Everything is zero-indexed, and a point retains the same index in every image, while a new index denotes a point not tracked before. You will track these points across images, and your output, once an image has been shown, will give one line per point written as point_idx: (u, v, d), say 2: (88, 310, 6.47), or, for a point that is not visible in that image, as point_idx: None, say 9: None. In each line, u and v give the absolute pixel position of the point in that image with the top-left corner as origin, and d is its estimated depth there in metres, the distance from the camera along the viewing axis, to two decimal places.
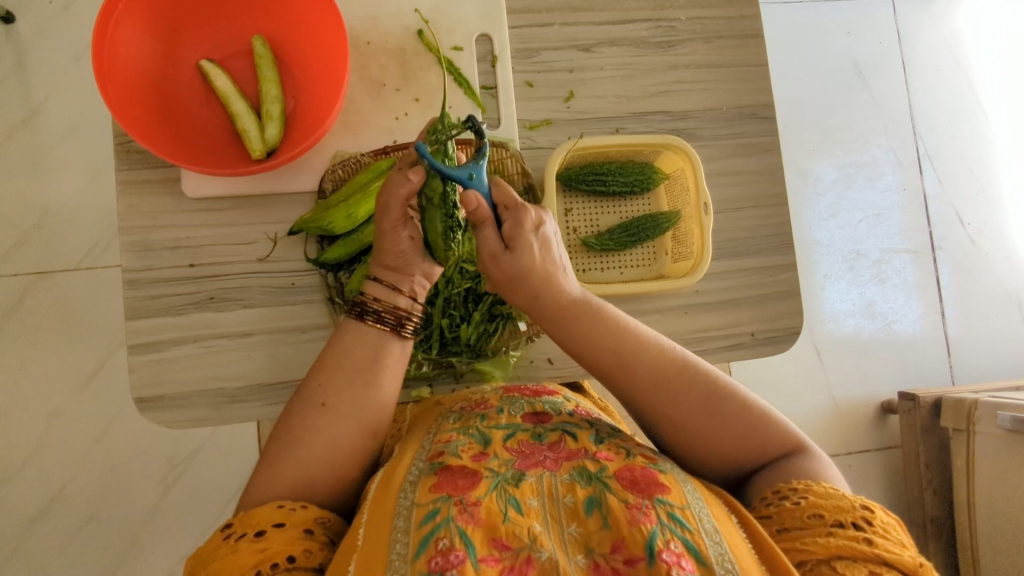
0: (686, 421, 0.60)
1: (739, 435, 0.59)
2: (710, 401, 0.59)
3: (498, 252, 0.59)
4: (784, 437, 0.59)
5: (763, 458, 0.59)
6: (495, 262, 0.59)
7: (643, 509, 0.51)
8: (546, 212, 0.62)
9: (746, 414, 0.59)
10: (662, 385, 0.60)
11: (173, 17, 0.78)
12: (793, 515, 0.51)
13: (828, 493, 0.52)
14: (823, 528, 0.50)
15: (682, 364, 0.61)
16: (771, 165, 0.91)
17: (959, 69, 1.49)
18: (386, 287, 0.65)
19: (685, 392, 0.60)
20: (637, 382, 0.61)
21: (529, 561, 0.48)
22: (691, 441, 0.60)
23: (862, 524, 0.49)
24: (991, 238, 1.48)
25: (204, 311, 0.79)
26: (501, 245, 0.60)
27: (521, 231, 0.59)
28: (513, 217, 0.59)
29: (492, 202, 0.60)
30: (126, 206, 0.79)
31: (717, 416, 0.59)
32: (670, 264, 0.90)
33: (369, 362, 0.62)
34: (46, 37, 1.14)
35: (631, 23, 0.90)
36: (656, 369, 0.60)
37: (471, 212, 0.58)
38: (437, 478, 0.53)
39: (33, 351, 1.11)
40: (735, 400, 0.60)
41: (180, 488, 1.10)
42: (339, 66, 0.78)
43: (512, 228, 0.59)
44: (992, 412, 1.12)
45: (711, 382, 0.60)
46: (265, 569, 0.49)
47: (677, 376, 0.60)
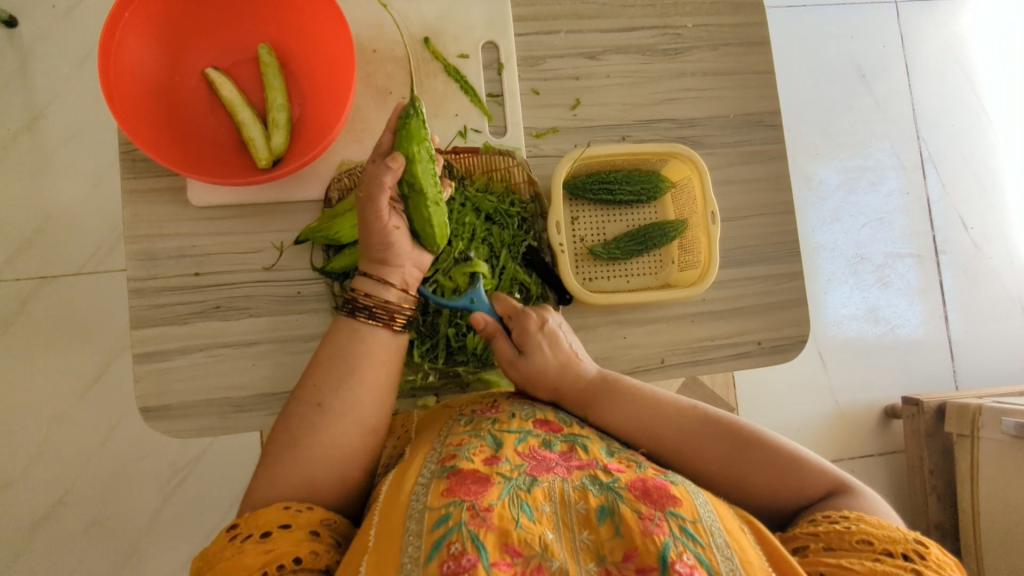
0: (717, 475, 0.62)
1: (772, 480, 0.59)
2: (735, 450, 0.61)
3: (514, 357, 0.70)
4: (822, 477, 0.58)
5: (804, 499, 0.58)
6: (512, 366, 0.70)
7: (655, 520, 0.50)
8: (548, 312, 0.73)
9: (776, 454, 0.60)
10: (686, 443, 0.63)
11: (178, 25, 0.78)
12: (840, 537, 0.51)
13: (881, 524, 0.51)
14: (871, 555, 0.49)
15: (704, 419, 0.64)
16: (777, 173, 0.91)
17: (963, 73, 1.49)
18: (375, 280, 0.65)
19: (710, 448, 0.62)
20: (665, 444, 0.64)
21: (540, 568, 0.48)
22: (728, 496, 0.61)
23: (913, 556, 0.48)
24: (995, 243, 1.48)
25: (208, 319, 0.79)
26: (515, 352, 0.71)
27: (528, 335, 0.71)
28: (518, 324, 0.72)
29: (499, 314, 0.74)
30: (130, 214, 0.79)
31: (747, 463, 0.60)
32: (676, 273, 0.90)
33: (361, 358, 0.62)
34: (49, 41, 1.14)
35: (637, 30, 0.90)
36: (680, 428, 0.64)
37: (481, 329, 0.73)
38: (449, 482, 0.53)
39: (35, 357, 1.10)
40: (763, 444, 0.61)
41: (183, 494, 1.10)
42: (345, 73, 0.78)
43: (520, 333, 0.71)
44: (995, 417, 1.12)
45: (735, 431, 0.62)
46: (271, 571, 0.48)
47: (700, 432, 0.63)
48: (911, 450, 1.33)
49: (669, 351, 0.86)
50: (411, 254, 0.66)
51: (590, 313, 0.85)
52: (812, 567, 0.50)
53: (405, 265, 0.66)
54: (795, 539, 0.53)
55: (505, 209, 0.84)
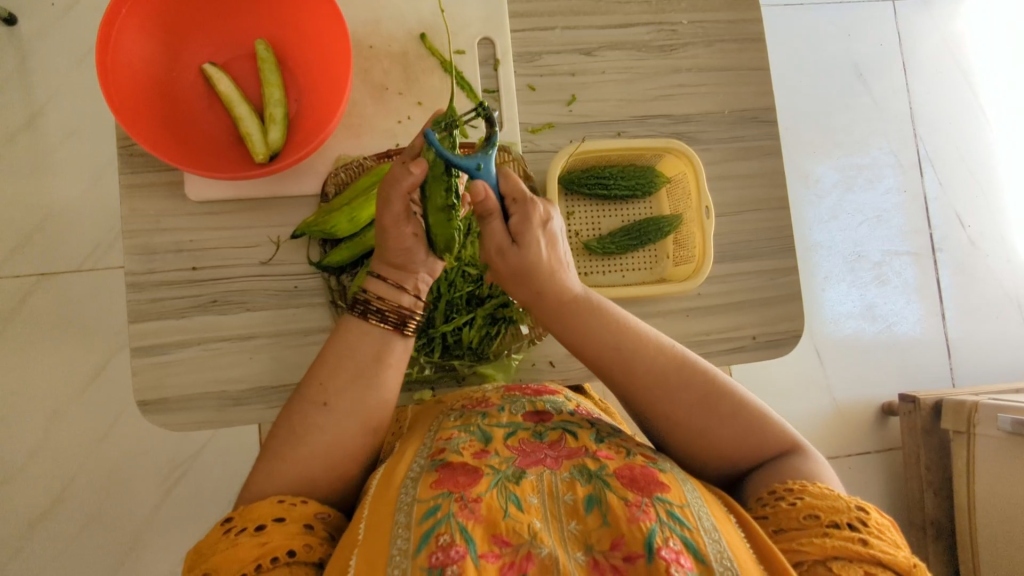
0: (683, 419, 0.60)
1: (734, 435, 0.59)
2: (707, 399, 0.59)
3: (505, 246, 0.60)
4: (780, 437, 0.59)
5: (759, 458, 0.59)
6: (502, 255, 0.60)
7: (642, 507, 0.51)
8: (552, 205, 0.62)
9: (744, 415, 0.59)
10: (662, 382, 0.60)
11: (177, 22, 0.78)
12: (790, 516, 0.51)
13: (824, 494, 0.52)
14: (819, 529, 0.49)
15: (682, 360, 0.61)
16: (772, 169, 0.91)
17: (959, 71, 1.50)
18: (389, 285, 0.64)
19: (683, 390, 0.60)
20: (636, 378, 0.60)
21: (529, 557, 0.48)
22: (687, 441, 0.60)
23: (857, 524, 0.49)
24: (992, 241, 1.48)
25: (206, 314, 0.79)
26: (508, 239, 0.60)
27: (528, 227, 0.59)
28: (522, 212, 0.59)
29: (502, 194, 0.59)
30: (128, 209, 0.79)
31: (714, 414, 0.59)
32: (671, 268, 0.91)
33: (371, 363, 0.61)
34: (48, 39, 1.14)
35: (632, 27, 0.90)
36: (655, 365, 0.60)
37: (480, 206, 0.58)
38: (438, 475, 0.53)
39: (35, 354, 1.11)
40: (732, 399, 0.60)
41: (182, 489, 1.10)
42: (342, 70, 0.78)
43: (519, 223, 0.59)
44: (991, 414, 1.12)
45: (709, 380, 0.60)
46: (265, 563, 0.49)
47: (677, 373, 0.60)
48: (909, 447, 1.33)
49: None
50: (428, 261, 0.65)
51: None
52: None
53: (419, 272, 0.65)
54: None
55: None
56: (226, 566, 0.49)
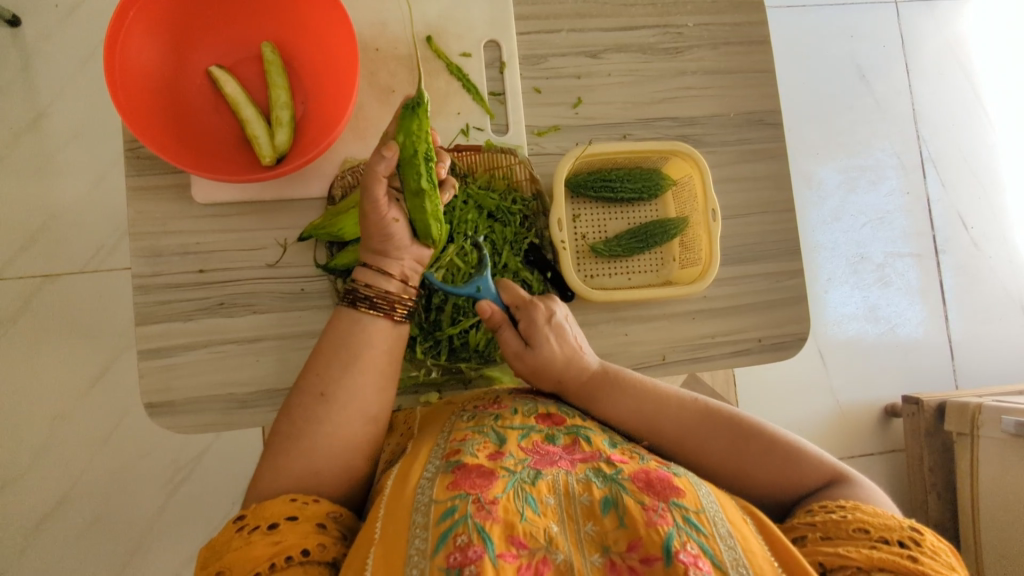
0: (717, 468, 0.62)
1: (771, 471, 0.60)
2: (735, 443, 0.62)
3: (520, 349, 0.69)
4: (821, 467, 0.59)
5: (803, 490, 0.59)
6: (519, 357, 0.69)
7: (659, 511, 0.51)
8: (555, 301, 0.72)
9: (776, 448, 0.60)
10: (690, 438, 0.63)
11: (184, 23, 0.78)
12: (838, 527, 0.51)
13: (876, 512, 0.52)
14: (868, 542, 0.49)
15: (706, 411, 0.64)
16: (777, 172, 0.91)
17: (962, 72, 1.50)
18: (375, 271, 0.65)
19: (711, 441, 0.63)
20: (664, 437, 0.64)
21: (545, 562, 0.48)
22: (729, 488, 0.62)
23: (909, 543, 0.49)
24: (995, 243, 1.48)
25: (212, 316, 0.80)
26: (521, 343, 0.69)
27: (535, 327, 0.69)
28: (526, 315, 0.70)
29: (506, 303, 0.72)
30: (134, 211, 0.79)
31: (748, 455, 0.61)
32: (677, 270, 0.91)
33: (361, 346, 0.62)
34: (52, 41, 1.14)
35: (638, 29, 0.90)
36: (680, 420, 0.64)
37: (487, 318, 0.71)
38: (454, 476, 0.53)
39: (39, 355, 1.11)
40: (763, 437, 0.61)
41: (186, 491, 1.10)
42: (348, 72, 0.79)
43: (527, 325, 0.69)
44: (995, 416, 1.12)
45: (736, 424, 0.63)
46: (279, 562, 0.49)
47: (702, 426, 0.63)
48: (912, 449, 1.33)
49: (671, 348, 0.86)
50: (413, 248, 0.67)
51: (591, 310, 0.85)
52: (810, 559, 0.50)
53: (404, 258, 0.66)
54: (794, 530, 0.53)
55: (507, 207, 0.85)
56: (240, 565, 0.49)
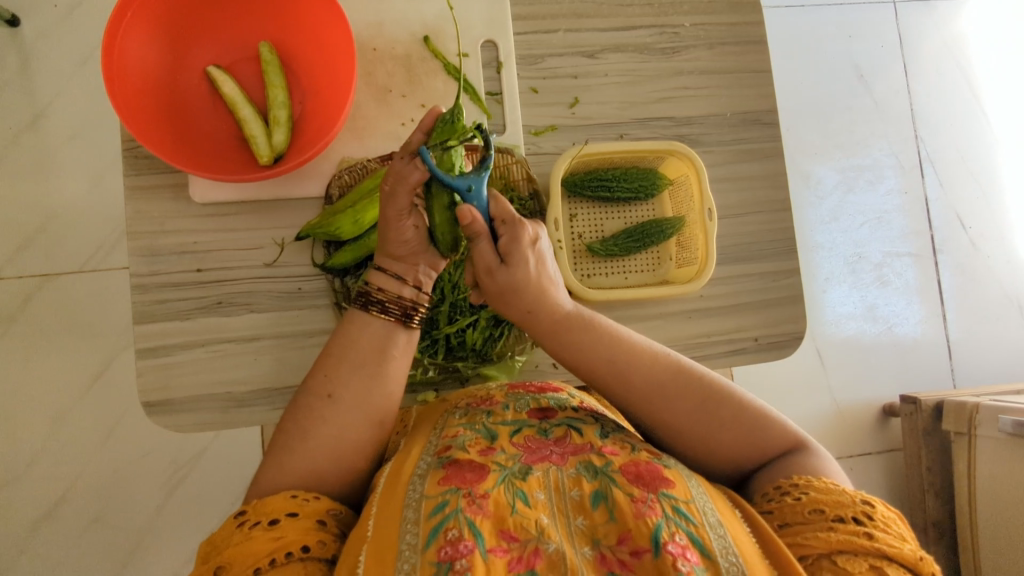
0: (684, 428, 0.60)
1: (737, 437, 0.59)
2: (706, 406, 0.59)
3: (493, 265, 0.60)
4: (783, 435, 0.60)
5: (763, 458, 0.60)
6: (491, 274, 0.60)
7: (648, 502, 0.51)
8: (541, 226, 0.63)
9: (744, 415, 0.60)
10: (661, 396, 0.60)
11: (181, 23, 0.78)
12: (794, 511, 0.51)
13: (829, 489, 0.52)
14: (824, 524, 0.50)
15: (678, 369, 0.61)
16: (773, 171, 0.92)
17: (961, 72, 1.50)
18: (388, 275, 0.64)
19: (682, 400, 0.60)
20: (634, 391, 0.61)
21: (537, 552, 0.49)
22: (691, 448, 0.60)
23: (863, 518, 0.49)
24: (993, 242, 1.48)
25: (210, 315, 0.80)
26: (496, 259, 0.60)
27: (517, 247, 0.59)
28: (510, 231, 0.60)
29: (491, 216, 0.60)
30: (132, 211, 0.80)
31: (716, 419, 0.59)
32: (674, 270, 0.91)
33: (374, 354, 0.62)
34: (51, 41, 1.15)
35: (635, 29, 0.90)
36: (652, 377, 0.60)
37: (467, 225, 0.58)
38: (445, 472, 0.54)
39: (38, 354, 1.11)
40: (732, 402, 0.60)
41: (185, 490, 1.11)
42: (345, 73, 0.79)
43: (508, 243, 0.59)
44: (993, 415, 1.12)
45: (707, 385, 0.61)
46: (278, 559, 0.49)
47: (674, 383, 0.60)
48: (910, 448, 1.34)
49: (667, 347, 0.86)
50: (428, 256, 0.65)
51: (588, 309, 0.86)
52: None
53: (419, 265, 0.65)
54: None
55: None
56: (241, 560, 0.49)
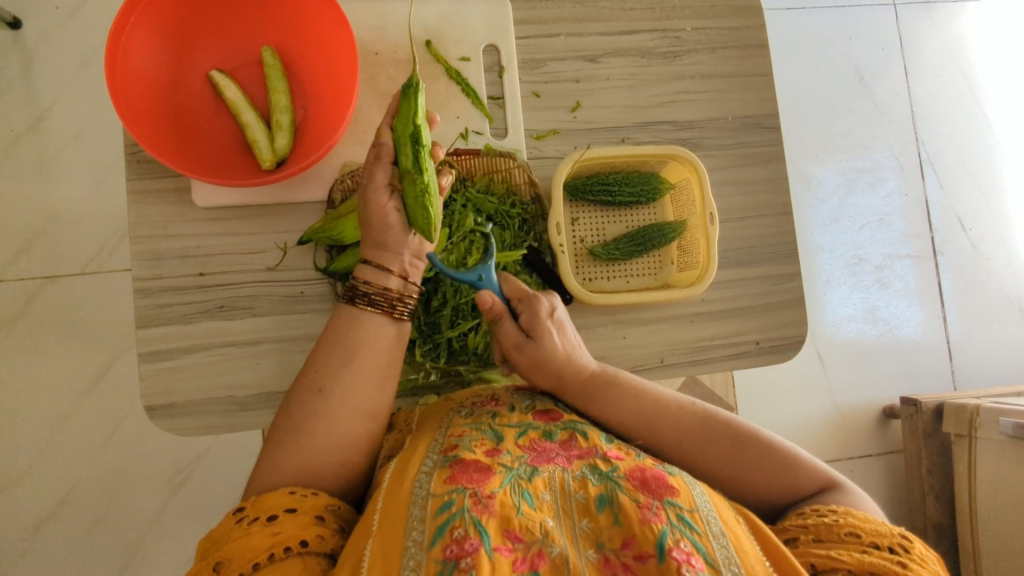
0: (713, 470, 0.62)
1: (767, 477, 0.60)
2: (733, 448, 0.62)
3: (520, 341, 0.68)
4: (815, 474, 0.60)
5: (797, 497, 0.59)
6: (519, 349, 0.68)
7: (654, 509, 0.51)
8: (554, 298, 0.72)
9: (774, 454, 0.61)
10: (689, 441, 0.63)
11: (185, 27, 0.79)
12: (829, 529, 0.52)
13: (869, 519, 0.52)
14: (858, 547, 0.50)
15: (704, 415, 0.64)
16: (774, 175, 0.92)
17: (962, 75, 1.50)
18: (375, 268, 0.65)
19: (710, 444, 0.63)
20: (663, 437, 0.64)
21: (541, 555, 0.49)
22: (724, 491, 0.62)
23: (900, 549, 0.49)
24: (994, 245, 1.49)
25: (213, 319, 0.80)
26: (522, 334, 0.69)
27: (537, 319, 0.69)
28: (527, 308, 0.70)
29: (506, 297, 0.71)
30: (135, 215, 0.80)
31: (745, 461, 0.61)
32: (675, 273, 0.91)
33: (363, 345, 0.62)
34: (52, 43, 1.15)
35: (636, 33, 0.91)
36: (679, 423, 0.64)
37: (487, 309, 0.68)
38: (451, 470, 0.54)
39: (41, 356, 1.11)
40: (759, 442, 0.62)
41: (186, 492, 1.11)
42: (348, 79, 0.79)
43: (528, 318, 0.69)
44: (993, 418, 1.13)
45: (733, 429, 0.63)
46: (278, 552, 0.49)
47: (701, 430, 0.63)
48: (910, 450, 1.34)
49: (669, 351, 0.87)
50: (412, 243, 0.67)
51: (590, 312, 0.86)
52: (802, 559, 0.51)
53: (404, 253, 0.66)
54: (785, 531, 0.54)
55: (506, 211, 0.85)
56: (240, 556, 0.49)
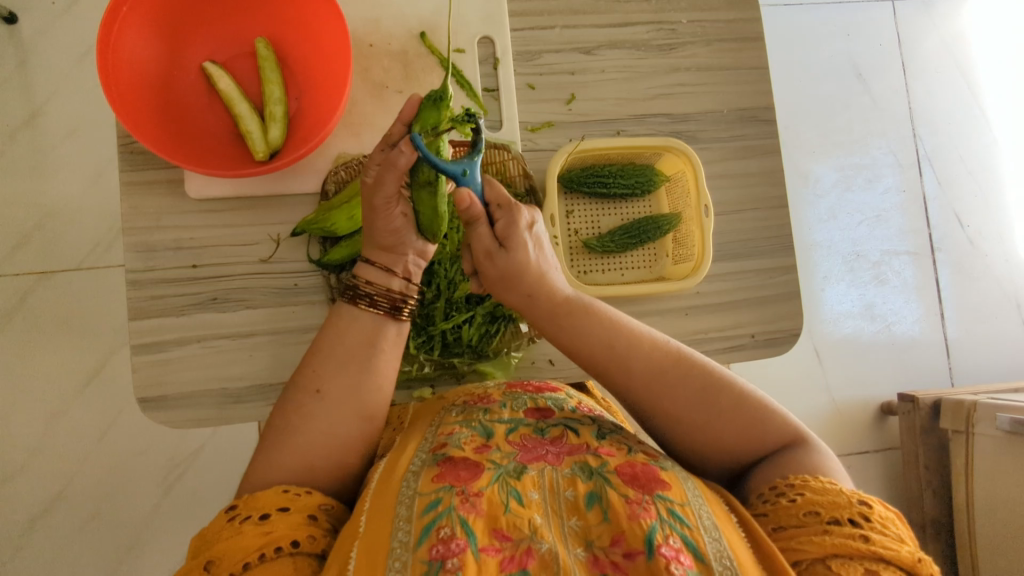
0: (681, 412, 0.60)
1: (736, 427, 0.59)
2: (706, 395, 0.60)
3: (492, 249, 0.63)
4: (784, 429, 0.59)
5: (762, 452, 0.59)
6: (490, 258, 0.63)
7: (643, 504, 0.51)
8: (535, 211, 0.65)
9: (744, 406, 0.59)
10: (660, 381, 0.61)
11: (178, 18, 0.78)
12: (789, 513, 0.51)
13: (825, 488, 0.51)
14: (818, 526, 0.49)
15: (677, 357, 0.62)
16: (770, 168, 0.91)
17: (959, 70, 1.50)
18: (378, 269, 0.65)
19: (681, 386, 0.60)
20: (632, 377, 0.61)
21: (529, 552, 0.48)
22: (688, 434, 0.60)
23: (859, 520, 0.49)
24: (992, 241, 1.48)
25: (206, 311, 0.80)
26: (495, 243, 0.63)
27: (514, 230, 0.62)
28: (507, 216, 0.63)
29: (485, 201, 0.63)
30: (128, 207, 0.80)
31: (715, 407, 0.59)
32: (670, 266, 0.91)
33: (364, 348, 0.62)
34: (48, 38, 1.14)
35: (632, 26, 0.90)
36: (651, 361, 0.61)
37: (464, 210, 0.60)
38: (439, 469, 0.54)
39: (36, 351, 1.11)
40: (733, 392, 0.60)
41: (182, 487, 1.11)
42: (341, 69, 0.79)
43: (505, 227, 0.62)
44: (990, 414, 1.13)
45: (708, 375, 0.61)
46: (268, 553, 0.49)
47: (674, 368, 0.61)
48: (908, 446, 1.34)
49: None
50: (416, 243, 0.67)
51: None
52: None
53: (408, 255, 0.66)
54: None
55: None
56: (231, 556, 0.48)
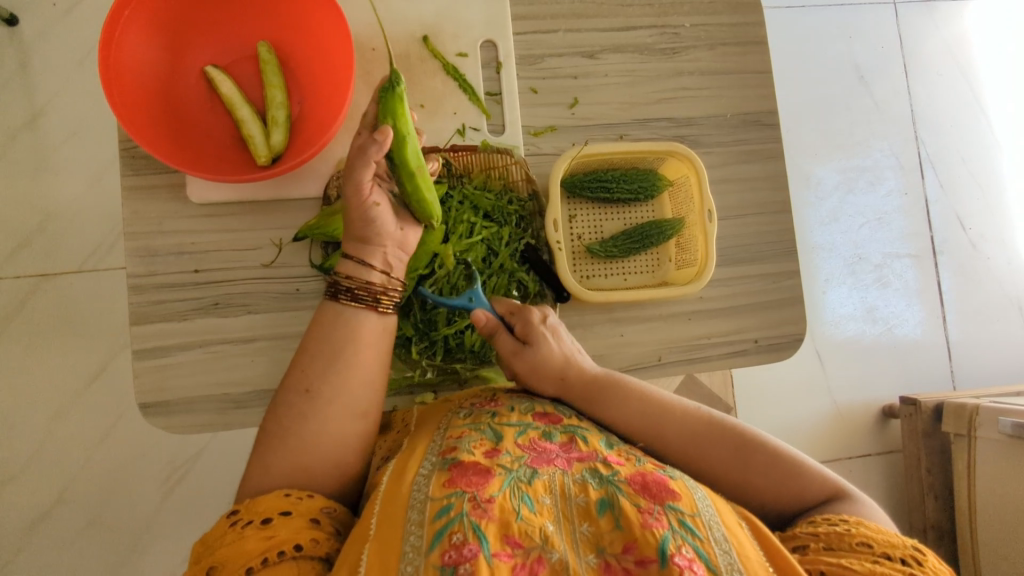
0: (719, 476, 0.61)
1: (774, 481, 0.59)
2: (739, 452, 0.61)
3: (517, 348, 0.70)
4: (823, 482, 0.59)
5: (804, 505, 0.59)
6: (517, 356, 0.69)
7: (654, 514, 0.51)
8: (549, 311, 0.74)
9: (779, 460, 0.60)
10: (694, 446, 0.63)
11: (180, 21, 0.78)
12: (841, 539, 0.51)
13: (880, 530, 0.51)
14: (870, 556, 0.49)
15: (709, 420, 0.64)
16: (773, 173, 0.91)
17: (961, 73, 1.50)
18: (356, 262, 0.65)
19: (714, 450, 0.62)
20: (669, 442, 0.63)
21: (540, 560, 0.48)
22: (730, 495, 0.61)
23: (911, 561, 0.48)
24: (994, 246, 1.48)
25: (207, 316, 0.79)
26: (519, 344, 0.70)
27: (531, 327, 0.71)
28: (521, 318, 0.72)
29: (500, 313, 0.74)
30: (130, 211, 0.79)
31: (751, 465, 0.60)
32: (673, 271, 0.91)
33: (349, 342, 0.61)
34: (49, 40, 1.14)
35: (635, 29, 0.90)
36: (684, 428, 0.64)
37: (482, 327, 0.72)
38: (451, 473, 0.53)
39: (37, 353, 1.11)
40: (767, 447, 0.61)
41: (182, 490, 1.10)
42: (344, 73, 0.78)
43: (523, 326, 0.71)
44: (993, 417, 1.12)
45: (738, 434, 0.63)
46: (271, 556, 0.48)
47: (706, 432, 0.63)
48: (909, 449, 1.33)
49: (666, 349, 0.86)
50: (394, 235, 0.67)
51: (588, 310, 0.85)
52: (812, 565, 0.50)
53: (386, 246, 0.66)
54: (795, 538, 0.53)
55: (503, 207, 0.85)
56: (235, 559, 0.48)
